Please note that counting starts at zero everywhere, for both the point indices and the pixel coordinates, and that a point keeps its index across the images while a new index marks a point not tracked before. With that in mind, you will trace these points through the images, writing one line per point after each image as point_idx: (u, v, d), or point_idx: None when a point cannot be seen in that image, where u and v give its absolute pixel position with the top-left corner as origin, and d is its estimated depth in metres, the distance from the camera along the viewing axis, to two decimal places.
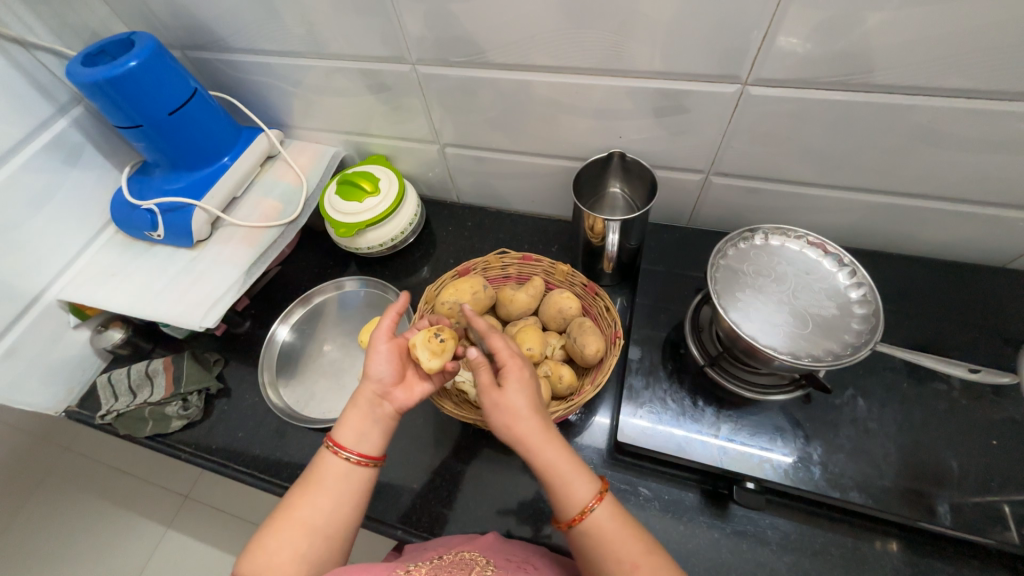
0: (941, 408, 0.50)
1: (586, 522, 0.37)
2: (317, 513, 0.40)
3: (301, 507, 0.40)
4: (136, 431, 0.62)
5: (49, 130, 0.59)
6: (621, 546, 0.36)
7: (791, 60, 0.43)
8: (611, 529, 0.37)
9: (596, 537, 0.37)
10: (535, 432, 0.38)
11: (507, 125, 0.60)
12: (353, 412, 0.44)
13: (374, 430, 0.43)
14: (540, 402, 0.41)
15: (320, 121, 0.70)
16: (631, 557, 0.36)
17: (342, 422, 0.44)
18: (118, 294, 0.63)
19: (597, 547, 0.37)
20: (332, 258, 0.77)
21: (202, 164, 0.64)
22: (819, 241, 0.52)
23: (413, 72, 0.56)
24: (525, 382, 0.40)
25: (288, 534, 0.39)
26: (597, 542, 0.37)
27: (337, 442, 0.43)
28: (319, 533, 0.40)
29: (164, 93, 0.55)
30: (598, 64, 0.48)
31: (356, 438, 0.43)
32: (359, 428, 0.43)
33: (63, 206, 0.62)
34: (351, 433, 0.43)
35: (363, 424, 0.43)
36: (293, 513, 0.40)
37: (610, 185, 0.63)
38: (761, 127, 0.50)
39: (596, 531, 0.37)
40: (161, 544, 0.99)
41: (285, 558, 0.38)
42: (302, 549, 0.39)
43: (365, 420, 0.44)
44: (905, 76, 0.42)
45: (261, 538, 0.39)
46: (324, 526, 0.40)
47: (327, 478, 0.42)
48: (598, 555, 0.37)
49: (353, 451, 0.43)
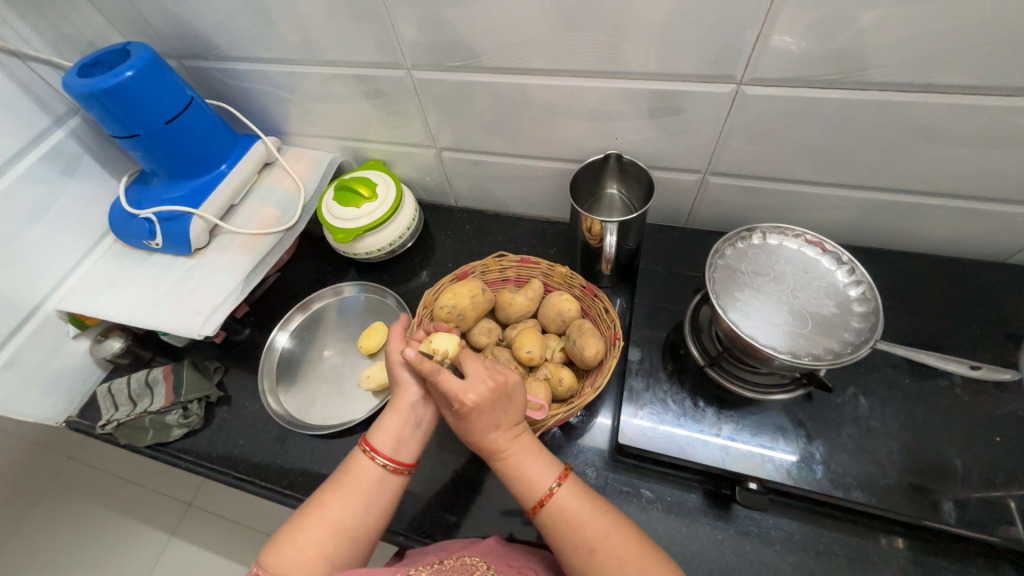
0: (944, 405, 0.49)
1: (544, 510, 0.39)
2: (347, 516, 0.40)
3: (330, 507, 0.40)
4: (137, 441, 0.62)
5: (46, 141, 0.59)
6: (586, 530, 0.37)
7: (786, 59, 0.43)
8: (573, 514, 0.38)
9: (559, 522, 0.38)
10: (502, 445, 0.41)
11: (504, 129, 0.60)
12: (392, 417, 0.45)
13: (410, 437, 0.45)
14: (496, 426, 0.40)
15: (316, 127, 0.70)
16: (585, 541, 0.37)
17: (380, 427, 0.44)
18: (117, 303, 0.63)
19: (556, 532, 0.38)
20: (330, 264, 0.77)
21: (199, 172, 0.64)
22: (817, 238, 0.52)
23: (409, 78, 0.56)
24: (470, 417, 0.40)
25: (316, 532, 0.39)
26: (556, 527, 0.38)
27: (375, 447, 0.43)
28: (347, 534, 0.40)
29: (160, 101, 0.55)
30: (594, 66, 0.48)
31: (393, 444, 0.43)
32: (397, 434, 0.44)
33: (61, 217, 0.62)
34: (388, 439, 0.43)
35: (401, 431, 0.44)
36: (323, 510, 0.40)
37: (607, 186, 0.63)
38: (757, 127, 0.50)
39: (556, 517, 0.38)
40: (165, 552, 0.99)
41: (313, 556, 0.38)
42: (329, 549, 0.39)
43: (404, 427, 0.44)
44: (899, 73, 0.42)
45: (289, 534, 0.39)
46: (352, 527, 0.40)
47: (360, 482, 0.42)
48: (559, 540, 0.38)
49: (389, 456, 0.43)
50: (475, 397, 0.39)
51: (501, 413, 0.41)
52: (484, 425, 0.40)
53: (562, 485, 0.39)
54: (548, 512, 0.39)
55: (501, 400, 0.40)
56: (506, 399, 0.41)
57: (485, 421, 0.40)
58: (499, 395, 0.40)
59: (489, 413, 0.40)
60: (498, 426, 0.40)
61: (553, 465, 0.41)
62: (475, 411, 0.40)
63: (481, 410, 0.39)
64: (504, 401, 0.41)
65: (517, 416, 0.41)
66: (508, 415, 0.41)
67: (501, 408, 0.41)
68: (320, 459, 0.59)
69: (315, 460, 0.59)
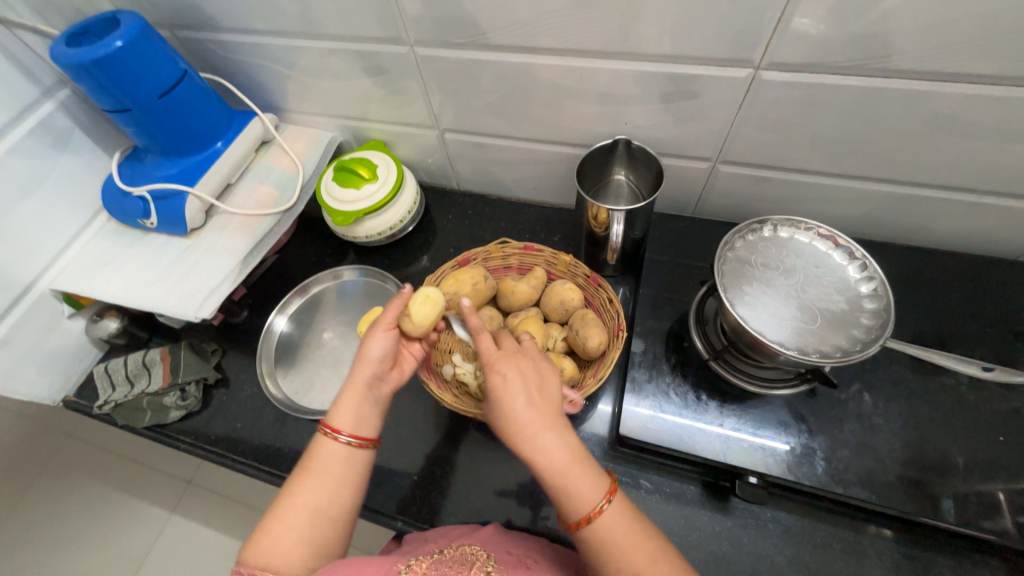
0: (948, 403, 0.49)
1: (590, 526, 0.36)
2: (320, 498, 0.40)
3: (301, 494, 0.39)
4: (136, 422, 0.62)
5: (34, 114, 0.56)
6: (630, 555, 0.35)
7: (805, 43, 0.41)
8: (620, 537, 0.36)
9: (603, 540, 0.36)
10: (533, 432, 0.37)
11: (509, 110, 0.58)
12: (350, 395, 0.43)
13: (369, 412, 0.44)
14: (530, 405, 0.38)
15: (315, 104, 0.68)
16: (631, 565, 0.35)
17: (336, 407, 0.43)
18: (112, 283, 0.61)
19: (599, 549, 0.36)
20: (330, 246, 0.76)
21: (194, 150, 0.62)
22: (831, 233, 0.51)
23: (411, 54, 0.54)
24: (498, 388, 0.39)
25: (292, 519, 0.38)
26: (597, 545, 0.36)
27: (333, 426, 0.42)
28: (323, 517, 0.39)
29: (154, 73, 0.53)
30: (604, 47, 0.46)
31: (354, 421, 0.42)
32: (356, 411, 0.43)
33: (51, 194, 0.60)
34: (349, 417, 0.42)
35: (360, 407, 0.43)
36: (293, 499, 0.39)
37: (614, 172, 0.61)
38: (771, 115, 0.48)
39: (599, 535, 0.36)
40: (166, 527, 1.00)
41: (291, 544, 0.38)
42: (307, 533, 0.38)
43: (364, 402, 0.43)
44: (926, 60, 0.40)
45: (264, 526, 0.38)
46: (328, 509, 0.40)
47: (326, 465, 0.41)
48: (601, 559, 0.36)
49: (351, 433, 0.42)
50: (506, 360, 0.40)
51: (539, 391, 0.39)
52: (512, 398, 0.39)
53: (610, 503, 0.36)
54: (591, 530, 0.36)
55: (537, 379, 0.40)
56: (541, 382, 0.40)
57: (516, 394, 0.39)
58: (533, 372, 0.40)
59: (528, 383, 0.39)
60: (535, 405, 0.38)
61: (599, 480, 0.37)
62: (514, 376, 0.40)
63: (512, 378, 0.39)
64: (540, 381, 0.40)
65: (554, 400, 0.39)
66: (545, 401, 0.39)
67: (538, 385, 0.39)
68: None
69: None
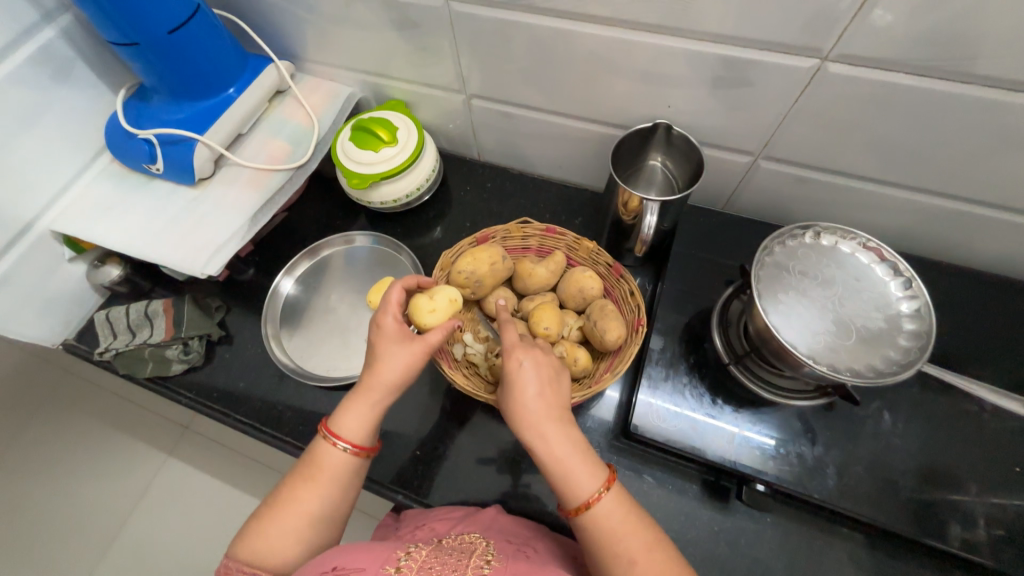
0: (967, 430, 0.48)
1: (588, 512, 0.36)
2: (323, 504, 0.40)
3: (303, 499, 0.39)
4: (137, 371, 0.61)
5: (34, 40, 0.52)
6: (627, 539, 0.35)
7: (883, 37, 0.37)
8: (616, 524, 0.35)
9: (601, 528, 0.35)
10: (541, 420, 0.38)
11: (544, 81, 0.54)
12: (364, 411, 0.42)
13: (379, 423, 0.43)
14: (541, 394, 0.39)
15: (335, 55, 0.63)
16: (627, 551, 0.34)
17: (345, 415, 0.41)
18: (115, 229, 0.59)
19: (597, 539, 0.35)
20: (341, 209, 0.73)
21: (205, 94, 0.58)
22: (876, 245, 0.48)
23: (445, 9, 0.50)
24: (513, 372, 0.40)
25: (290, 523, 0.38)
26: (595, 533, 0.35)
27: (340, 436, 0.41)
28: (323, 520, 0.39)
29: (163, 4, 0.49)
30: (657, 20, 0.43)
31: (362, 432, 0.41)
32: (365, 423, 0.41)
33: (51, 129, 0.56)
34: (355, 428, 0.41)
35: (372, 420, 0.42)
36: (294, 503, 0.39)
37: (650, 157, 0.57)
38: (828, 111, 0.45)
39: (598, 524, 0.36)
40: (162, 470, 1.02)
41: (289, 545, 0.38)
42: (306, 535, 0.39)
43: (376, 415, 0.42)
44: (1012, 68, 0.36)
45: (261, 525, 0.38)
46: (328, 513, 0.40)
47: (330, 472, 0.40)
48: (599, 549, 0.35)
49: (358, 444, 0.41)
50: (524, 349, 0.41)
51: (552, 383, 0.40)
52: (529, 383, 0.39)
53: (608, 491, 0.36)
54: (589, 517, 0.36)
55: (552, 372, 0.41)
56: (556, 375, 0.41)
57: (530, 381, 0.39)
58: (547, 361, 0.41)
59: (541, 373, 0.40)
60: (545, 396, 0.39)
61: (597, 468, 0.37)
62: (529, 364, 0.40)
63: (528, 363, 0.40)
64: (553, 372, 0.41)
65: (562, 396, 0.40)
66: (555, 394, 0.39)
67: (550, 377, 0.40)
68: (321, 410, 0.58)
69: (317, 411, 0.58)
